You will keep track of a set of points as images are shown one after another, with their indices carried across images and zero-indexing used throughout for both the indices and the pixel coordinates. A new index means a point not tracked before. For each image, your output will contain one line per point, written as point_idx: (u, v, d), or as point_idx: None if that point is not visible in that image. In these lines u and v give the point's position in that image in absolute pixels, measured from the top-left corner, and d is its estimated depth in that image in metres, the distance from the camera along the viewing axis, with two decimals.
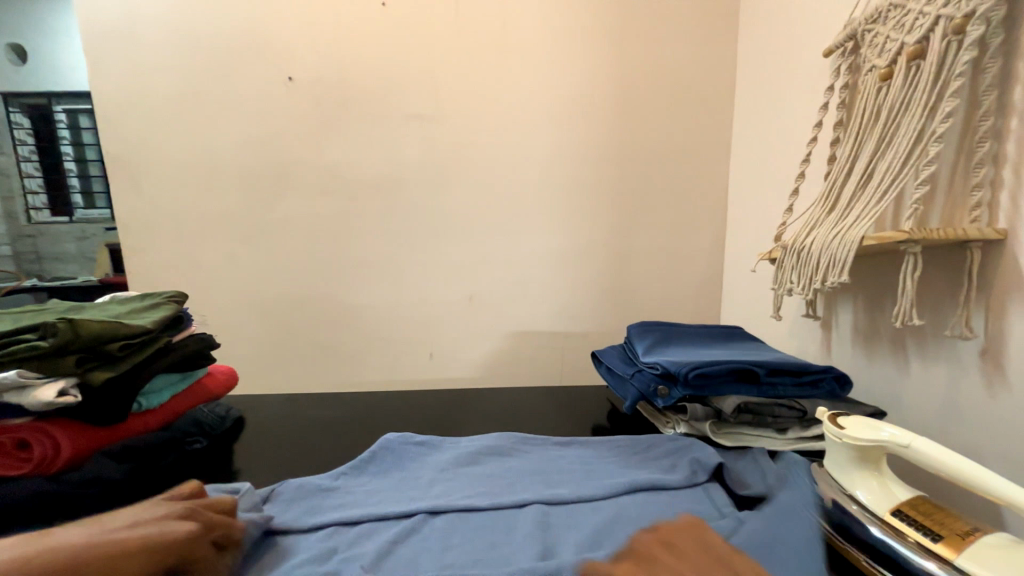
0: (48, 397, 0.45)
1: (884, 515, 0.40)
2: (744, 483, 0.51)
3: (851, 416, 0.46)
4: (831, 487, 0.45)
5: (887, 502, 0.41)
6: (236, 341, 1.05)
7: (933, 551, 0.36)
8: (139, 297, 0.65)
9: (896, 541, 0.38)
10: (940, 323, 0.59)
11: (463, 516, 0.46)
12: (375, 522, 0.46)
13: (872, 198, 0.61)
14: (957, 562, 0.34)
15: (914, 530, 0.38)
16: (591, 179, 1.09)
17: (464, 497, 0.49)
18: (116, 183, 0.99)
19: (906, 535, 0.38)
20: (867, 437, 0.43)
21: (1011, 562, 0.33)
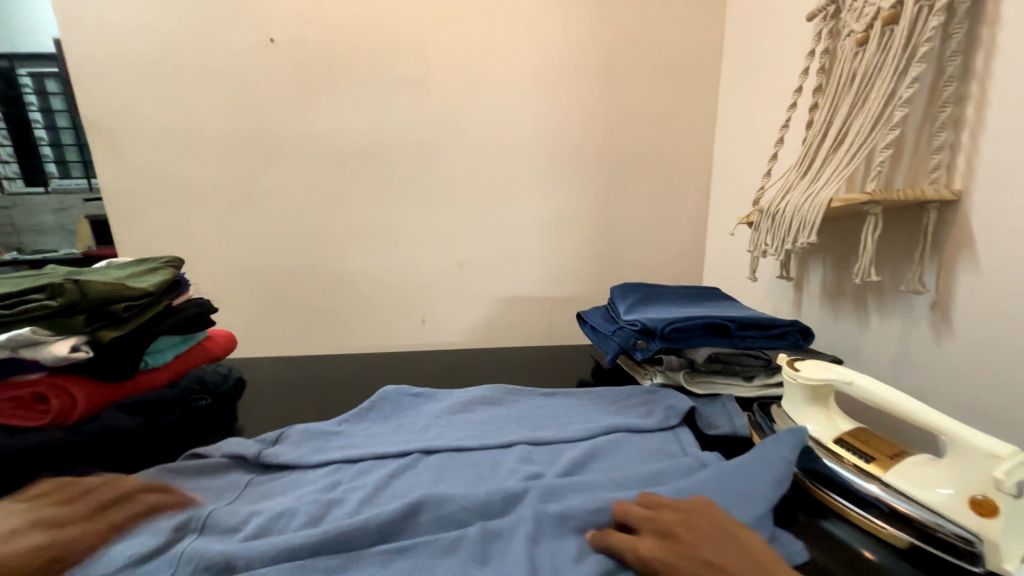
0: (61, 352, 0.47)
1: (828, 444, 0.46)
2: (711, 424, 0.56)
3: (808, 359, 0.51)
4: (787, 423, 0.51)
5: (831, 432, 0.47)
6: (231, 308, 1.07)
7: (867, 472, 0.42)
8: (137, 261, 0.67)
9: (837, 465, 0.44)
10: (897, 280, 0.63)
11: (454, 453, 0.51)
12: (375, 460, 0.50)
13: (842, 161, 0.64)
14: (885, 478, 0.40)
15: (852, 455, 0.43)
16: (579, 145, 1.10)
17: (455, 439, 0.54)
18: (100, 150, 0.97)
19: (846, 460, 0.44)
20: (818, 377, 0.48)
21: (929, 476, 0.39)
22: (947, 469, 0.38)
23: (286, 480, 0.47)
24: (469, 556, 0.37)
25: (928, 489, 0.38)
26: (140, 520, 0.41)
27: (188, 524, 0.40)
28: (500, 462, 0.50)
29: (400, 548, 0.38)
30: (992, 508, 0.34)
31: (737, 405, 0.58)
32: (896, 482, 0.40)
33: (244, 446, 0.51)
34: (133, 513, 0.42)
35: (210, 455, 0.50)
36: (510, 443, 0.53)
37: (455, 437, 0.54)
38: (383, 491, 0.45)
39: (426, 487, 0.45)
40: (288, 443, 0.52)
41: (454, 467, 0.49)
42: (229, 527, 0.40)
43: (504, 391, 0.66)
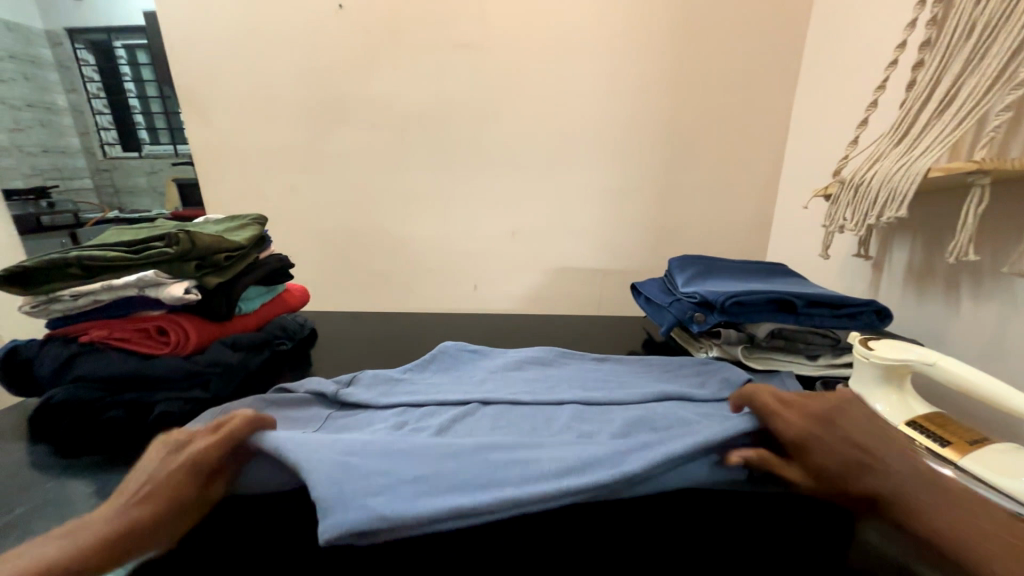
0: (177, 293, 0.54)
1: (900, 426, 0.44)
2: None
3: (887, 340, 0.48)
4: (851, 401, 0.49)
5: (904, 415, 0.44)
6: (303, 266, 1.16)
7: (943, 457, 0.40)
8: (229, 217, 0.74)
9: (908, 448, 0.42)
10: (998, 261, 0.57)
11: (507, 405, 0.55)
12: (438, 406, 0.55)
13: (947, 127, 0.58)
14: (962, 464, 0.38)
15: (927, 439, 0.41)
16: (642, 110, 1.06)
17: (505, 394, 0.57)
18: (193, 117, 1.07)
19: (919, 443, 0.42)
20: (895, 356, 0.45)
21: (1015, 467, 0.36)
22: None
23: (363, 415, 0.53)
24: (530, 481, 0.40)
25: (1013, 479, 0.36)
26: None
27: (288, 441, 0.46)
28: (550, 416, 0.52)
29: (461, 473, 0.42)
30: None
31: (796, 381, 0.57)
32: (973, 467, 0.38)
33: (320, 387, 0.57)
34: None
35: (295, 390, 0.56)
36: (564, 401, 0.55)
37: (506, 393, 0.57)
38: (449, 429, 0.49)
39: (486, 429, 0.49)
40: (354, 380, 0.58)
41: (511, 415, 0.52)
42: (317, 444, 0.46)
43: (553, 351, 0.69)
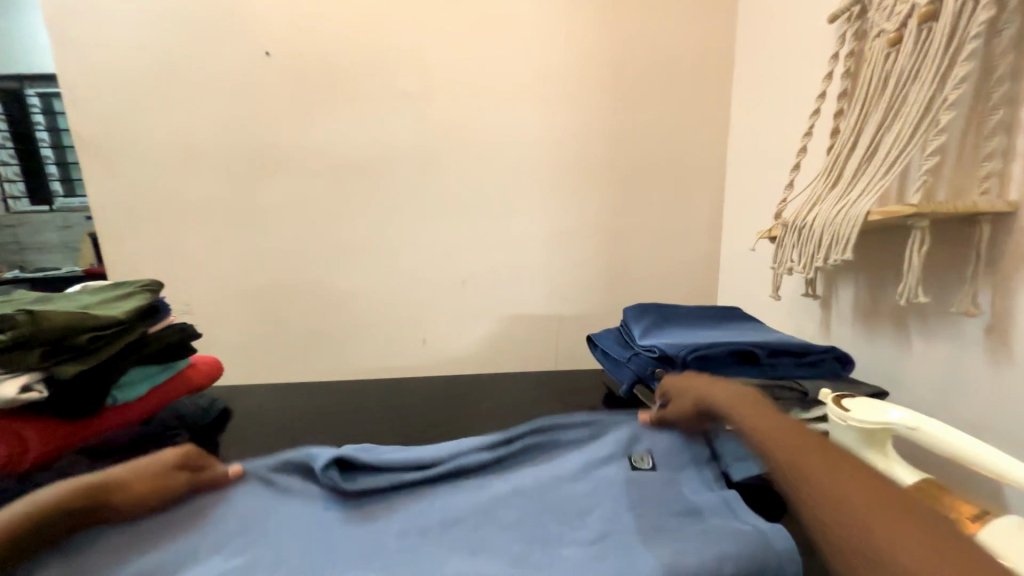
0: (9, 393, 0.42)
1: None
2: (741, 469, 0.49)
3: (862, 397, 0.46)
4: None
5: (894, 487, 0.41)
6: (222, 330, 1.01)
7: None
8: (111, 286, 0.62)
9: None
10: (944, 300, 0.57)
11: (449, 531, 0.43)
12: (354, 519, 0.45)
13: (878, 171, 0.59)
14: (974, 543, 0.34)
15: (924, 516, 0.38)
16: (587, 157, 1.06)
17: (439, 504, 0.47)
18: (92, 168, 0.94)
19: None
20: (875, 420, 0.43)
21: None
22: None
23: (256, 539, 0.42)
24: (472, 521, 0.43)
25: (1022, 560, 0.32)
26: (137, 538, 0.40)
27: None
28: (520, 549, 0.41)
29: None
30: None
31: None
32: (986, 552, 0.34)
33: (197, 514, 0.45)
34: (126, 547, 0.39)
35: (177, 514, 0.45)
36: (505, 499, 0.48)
37: (451, 507, 0.46)
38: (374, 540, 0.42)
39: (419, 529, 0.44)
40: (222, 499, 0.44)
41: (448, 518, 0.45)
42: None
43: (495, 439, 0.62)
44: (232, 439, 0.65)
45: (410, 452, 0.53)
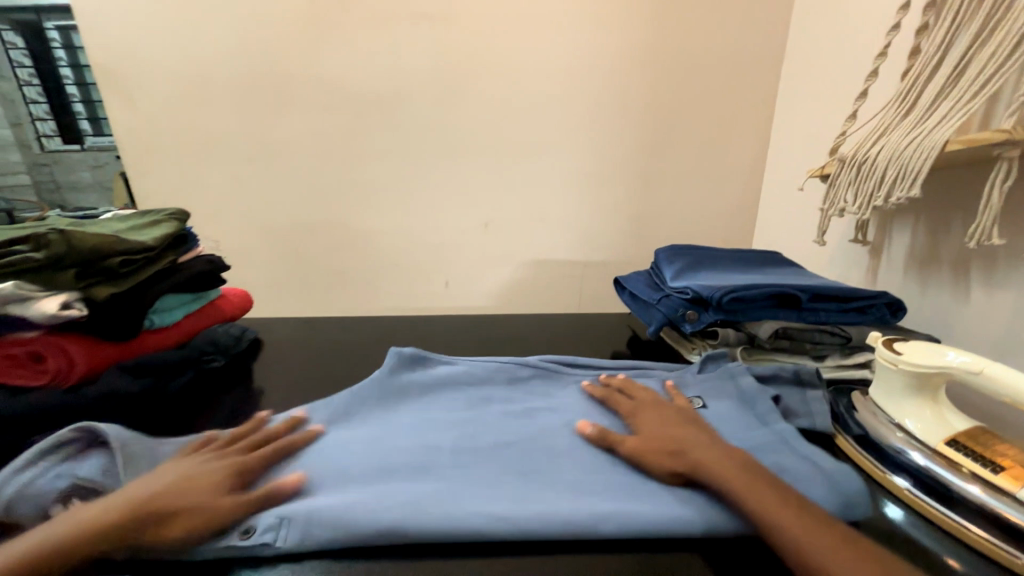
0: (52, 309, 0.43)
1: (937, 445, 0.39)
2: (791, 413, 0.47)
3: (916, 342, 0.44)
4: (881, 415, 0.44)
5: (941, 432, 0.40)
6: (250, 266, 1.03)
7: (990, 482, 0.35)
8: (140, 213, 0.62)
9: (945, 470, 0.38)
10: (1020, 244, 0.51)
11: (499, 452, 0.44)
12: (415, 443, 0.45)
13: (964, 95, 0.52)
14: (1018, 494, 0.34)
15: (970, 461, 0.37)
16: (621, 88, 0.97)
17: (494, 432, 0.47)
18: (110, 97, 0.92)
19: (960, 465, 0.37)
20: (930, 362, 0.41)
21: None
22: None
23: (324, 458, 0.42)
24: (523, 462, 0.43)
25: None
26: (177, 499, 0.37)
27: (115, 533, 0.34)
28: (551, 473, 0.41)
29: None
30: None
31: (818, 390, 0.49)
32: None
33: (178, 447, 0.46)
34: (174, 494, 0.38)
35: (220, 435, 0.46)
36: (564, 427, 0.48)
37: (494, 433, 0.47)
38: (440, 462, 0.42)
39: (480, 456, 0.43)
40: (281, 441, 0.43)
41: (508, 447, 0.45)
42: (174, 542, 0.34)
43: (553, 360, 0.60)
44: (265, 366, 0.68)
45: (464, 383, 0.54)
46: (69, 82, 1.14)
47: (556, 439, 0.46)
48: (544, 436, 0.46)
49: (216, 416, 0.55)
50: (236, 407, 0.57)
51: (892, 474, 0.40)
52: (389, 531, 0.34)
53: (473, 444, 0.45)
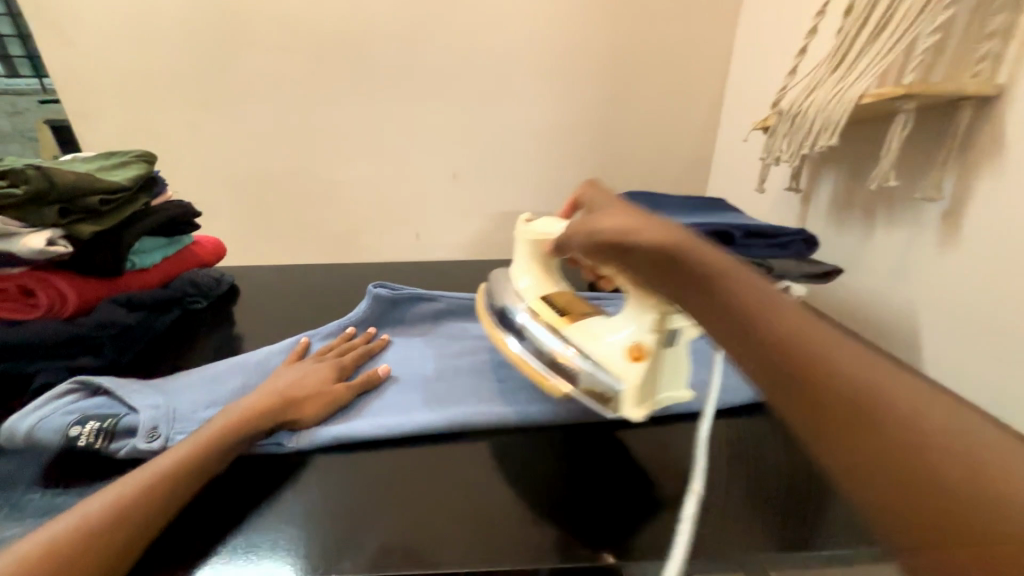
0: (38, 246, 0.45)
1: (533, 301, 0.49)
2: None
3: (542, 217, 0.52)
4: (502, 285, 0.53)
5: (539, 292, 0.50)
6: (215, 217, 1.02)
7: (557, 328, 0.45)
8: (107, 155, 0.61)
9: (535, 326, 0.47)
10: (913, 187, 0.61)
11: (475, 368, 0.51)
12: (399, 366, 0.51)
13: (880, 53, 0.59)
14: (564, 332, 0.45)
15: (547, 315, 0.47)
16: (586, 38, 0.99)
17: (469, 352, 0.54)
18: (43, 32, 0.85)
19: (541, 321, 0.47)
20: (542, 231, 0.51)
21: (593, 334, 0.43)
22: (634, 318, 0.42)
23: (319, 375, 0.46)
24: (493, 375, 0.50)
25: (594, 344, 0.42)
26: (189, 417, 0.42)
27: (156, 430, 0.40)
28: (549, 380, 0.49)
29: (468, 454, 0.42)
30: (647, 352, 0.40)
31: None
32: (581, 334, 0.44)
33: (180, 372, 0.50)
34: (187, 414, 0.42)
35: (217, 365, 0.51)
36: None
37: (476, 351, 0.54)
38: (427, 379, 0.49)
39: (459, 374, 0.50)
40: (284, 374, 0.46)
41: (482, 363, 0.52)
42: None
43: None
44: (244, 309, 0.71)
45: (437, 313, 0.60)
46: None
47: None
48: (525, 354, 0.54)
49: (205, 351, 0.59)
50: (223, 345, 0.61)
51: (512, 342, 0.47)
52: (424, 425, 0.43)
53: (454, 364, 0.52)
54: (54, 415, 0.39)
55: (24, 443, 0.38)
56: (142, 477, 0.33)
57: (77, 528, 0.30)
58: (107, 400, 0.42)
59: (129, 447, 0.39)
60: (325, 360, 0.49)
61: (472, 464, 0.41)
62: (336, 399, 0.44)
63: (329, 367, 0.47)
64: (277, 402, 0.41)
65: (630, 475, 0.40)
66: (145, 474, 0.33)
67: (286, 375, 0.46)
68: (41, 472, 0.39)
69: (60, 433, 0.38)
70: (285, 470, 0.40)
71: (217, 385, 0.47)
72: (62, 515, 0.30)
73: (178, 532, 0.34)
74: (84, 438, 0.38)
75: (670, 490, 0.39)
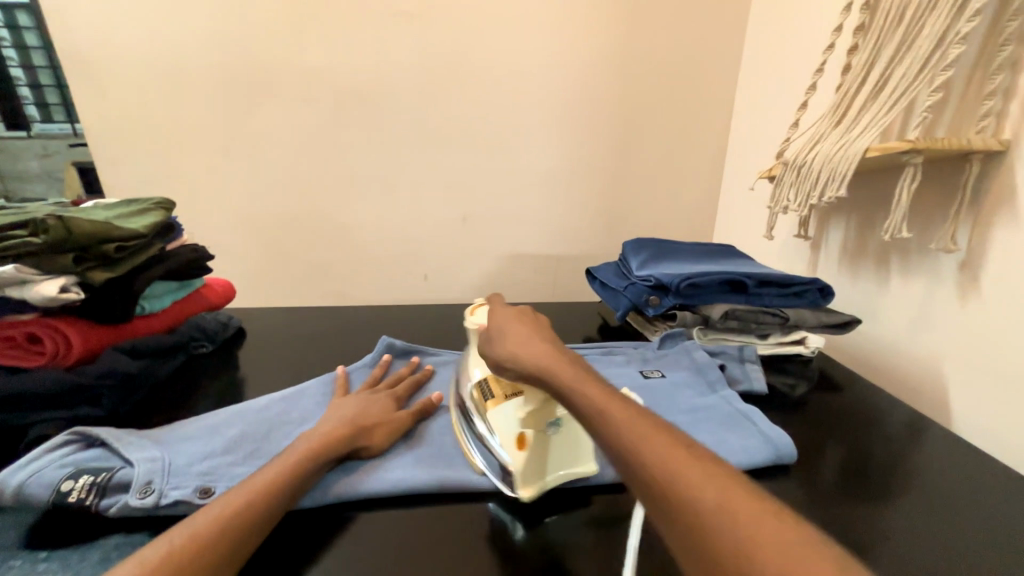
0: (50, 293, 0.46)
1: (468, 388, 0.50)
2: (735, 380, 0.58)
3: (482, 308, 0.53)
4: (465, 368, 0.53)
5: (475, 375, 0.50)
6: (227, 258, 1.03)
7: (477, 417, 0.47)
8: (126, 202, 0.63)
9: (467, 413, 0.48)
10: (927, 237, 0.61)
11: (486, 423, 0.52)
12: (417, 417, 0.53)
13: (882, 108, 0.60)
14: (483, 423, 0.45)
15: (474, 402, 0.48)
16: (593, 92, 1.04)
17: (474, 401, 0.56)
18: (79, 85, 0.90)
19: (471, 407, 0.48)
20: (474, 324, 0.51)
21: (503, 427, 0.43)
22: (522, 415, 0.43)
23: (370, 410, 0.49)
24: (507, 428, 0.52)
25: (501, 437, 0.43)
26: (183, 470, 0.40)
27: (150, 485, 0.38)
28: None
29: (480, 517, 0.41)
30: (528, 443, 0.42)
31: (758, 364, 0.59)
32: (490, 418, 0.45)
33: (176, 423, 0.49)
34: (183, 468, 0.41)
35: (214, 416, 0.49)
36: None
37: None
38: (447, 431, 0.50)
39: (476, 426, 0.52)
40: (347, 403, 0.49)
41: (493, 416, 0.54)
42: (203, 495, 0.39)
43: None
44: (250, 353, 0.70)
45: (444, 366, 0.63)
46: (15, 66, 1.01)
47: None
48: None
49: (207, 398, 0.58)
50: (226, 390, 0.60)
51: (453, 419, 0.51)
52: (434, 482, 0.43)
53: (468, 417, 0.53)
54: (46, 469, 0.37)
55: (10, 501, 0.36)
56: (199, 530, 0.32)
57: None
58: (102, 454, 0.40)
59: (119, 504, 0.37)
60: (380, 391, 0.53)
61: (484, 526, 0.40)
62: (397, 429, 0.48)
63: (383, 402, 0.51)
64: (332, 441, 0.42)
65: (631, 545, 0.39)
66: (199, 529, 0.32)
67: (348, 403, 0.49)
68: (27, 533, 0.36)
69: (50, 489, 0.36)
70: (317, 530, 0.39)
71: (215, 437, 0.45)
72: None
73: None
74: (75, 494, 0.36)
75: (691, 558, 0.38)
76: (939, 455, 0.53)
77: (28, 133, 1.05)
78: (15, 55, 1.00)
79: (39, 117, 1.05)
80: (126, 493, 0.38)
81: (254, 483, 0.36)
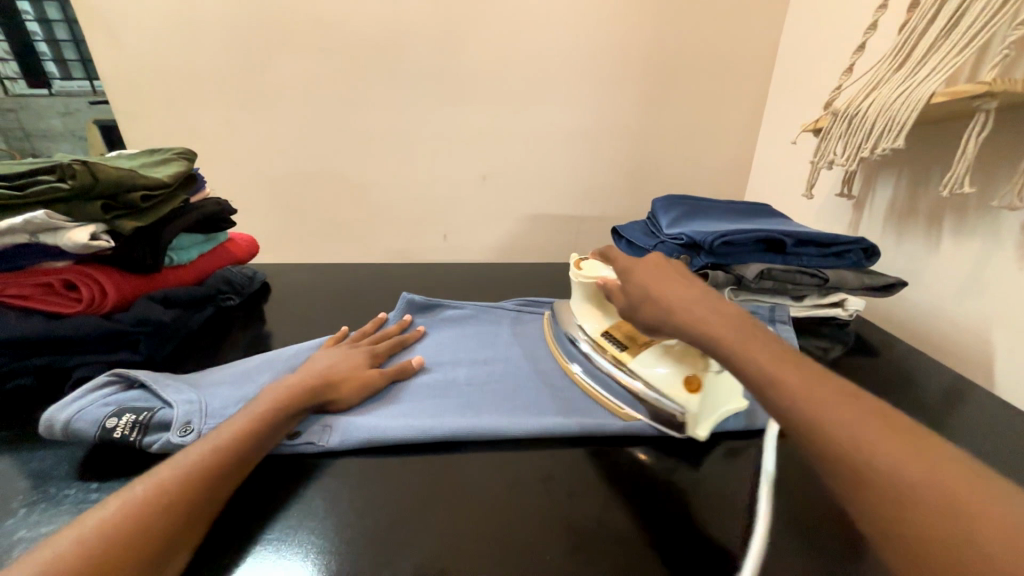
0: (82, 240, 0.46)
1: (597, 335, 0.52)
2: None
3: (587, 261, 0.58)
4: (572, 318, 0.57)
5: (597, 325, 0.53)
6: (250, 215, 1.04)
7: (619, 360, 0.49)
8: (147, 152, 0.62)
9: (603, 359, 0.51)
10: (989, 193, 0.56)
11: (483, 377, 0.52)
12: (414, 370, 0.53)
13: (955, 47, 0.54)
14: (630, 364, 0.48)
15: (610, 347, 0.50)
16: (624, 37, 0.96)
17: (472, 354, 0.56)
18: (93, 34, 0.88)
19: (606, 351, 0.51)
20: (592, 275, 0.55)
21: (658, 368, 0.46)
22: (680, 359, 0.46)
23: (350, 364, 0.48)
24: (506, 383, 0.51)
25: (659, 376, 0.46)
26: (219, 413, 0.41)
27: (190, 425, 0.39)
28: (547, 384, 0.51)
29: (465, 466, 0.41)
30: (698, 386, 0.44)
31: (788, 325, 0.57)
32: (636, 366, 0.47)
33: (209, 368, 0.50)
34: (218, 411, 0.42)
35: (243, 362, 0.51)
36: (534, 356, 0.57)
37: (494, 357, 0.56)
38: (442, 383, 0.50)
39: (473, 379, 0.51)
40: (320, 358, 0.49)
41: (491, 369, 0.53)
42: None
43: (520, 303, 0.68)
44: (277, 307, 0.71)
45: (446, 320, 0.62)
46: (28, 18, 0.99)
47: (523, 365, 0.55)
48: (527, 359, 0.56)
49: (238, 348, 0.59)
50: (255, 342, 0.61)
51: (573, 364, 0.53)
52: (424, 430, 0.43)
53: (465, 369, 0.53)
54: (90, 407, 0.39)
55: (61, 435, 0.38)
56: (181, 462, 0.32)
57: (104, 529, 0.27)
58: (142, 395, 0.42)
59: (161, 441, 0.38)
60: (361, 345, 0.52)
61: (472, 472, 0.40)
62: (368, 383, 0.47)
63: (365, 354, 0.51)
64: (309, 389, 0.42)
65: (713, 482, 0.41)
66: (184, 466, 0.32)
67: (327, 357, 0.49)
68: (79, 466, 0.39)
69: (96, 425, 0.38)
70: (303, 471, 0.40)
71: (246, 384, 0.46)
72: (91, 512, 0.28)
73: (220, 531, 0.34)
74: (120, 431, 0.38)
75: (708, 505, 0.38)
76: (978, 419, 0.51)
77: (48, 90, 1.05)
78: (27, 6, 0.97)
79: (57, 74, 1.05)
80: (167, 432, 0.39)
81: (233, 425, 0.37)
